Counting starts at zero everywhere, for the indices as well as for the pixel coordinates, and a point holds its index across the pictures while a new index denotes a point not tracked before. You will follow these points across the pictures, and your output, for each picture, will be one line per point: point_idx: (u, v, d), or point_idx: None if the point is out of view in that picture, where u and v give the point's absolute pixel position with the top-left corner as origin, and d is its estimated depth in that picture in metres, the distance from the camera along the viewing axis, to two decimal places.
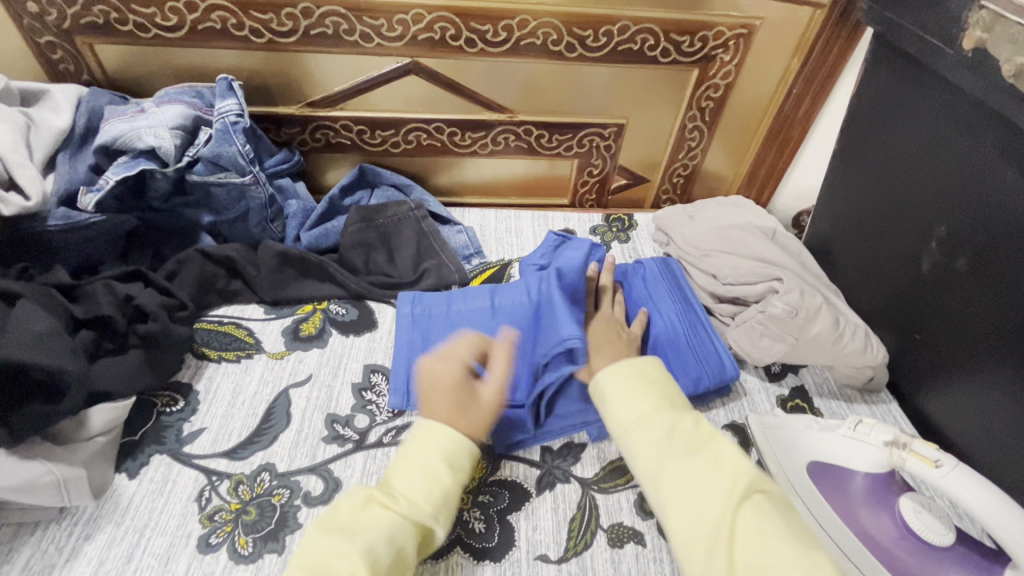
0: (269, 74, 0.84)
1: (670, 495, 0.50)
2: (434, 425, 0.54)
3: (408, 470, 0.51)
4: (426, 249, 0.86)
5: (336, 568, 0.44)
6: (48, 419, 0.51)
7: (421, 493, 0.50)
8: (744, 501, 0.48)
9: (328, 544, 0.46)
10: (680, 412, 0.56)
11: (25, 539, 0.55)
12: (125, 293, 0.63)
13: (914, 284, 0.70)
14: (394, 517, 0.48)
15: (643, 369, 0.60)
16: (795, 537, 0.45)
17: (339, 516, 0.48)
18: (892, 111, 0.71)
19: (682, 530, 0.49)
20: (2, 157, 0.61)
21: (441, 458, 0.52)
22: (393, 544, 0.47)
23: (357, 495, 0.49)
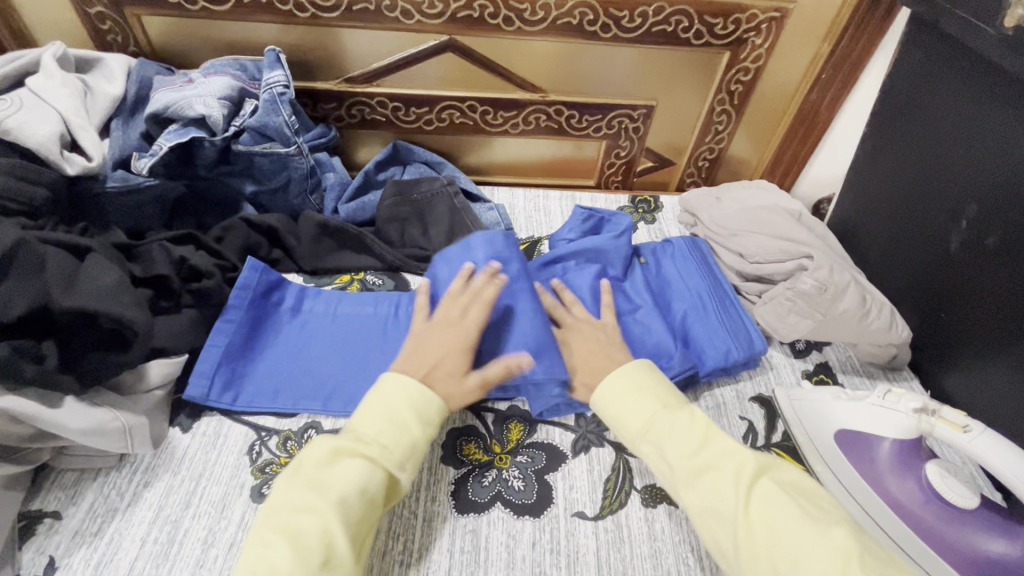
0: (311, 49, 0.86)
1: (689, 499, 0.51)
2: (403, 379, 0.56)
3: (375, 415, 0.53)
4: (459, 224, 0.87)
5: (303, 521, 0.46)
6: (116, 367, 0.55)
7: (390, 439, 0.52)
8: (755, 493, 0.48)
9: (296, 501, 0.47)
10: (679, 412, 0.56)
11: (89, 484, 0.58)
12: (180, 255, 0.67)
13: (942, 263, 0.72)
14: (361, 465, 0.50)
15: (633, 374, 0.59)
16: (808, 518, 0.47)
17: (309, 468, 0.49)
18: (929, 94, 0.72)
19: (707, 528, 0.50)
20: (66, 119, 0.63)
21: (410, 408, 0.54)
22: (364, 491, 0.49)
23: (327, 447, 0.51)
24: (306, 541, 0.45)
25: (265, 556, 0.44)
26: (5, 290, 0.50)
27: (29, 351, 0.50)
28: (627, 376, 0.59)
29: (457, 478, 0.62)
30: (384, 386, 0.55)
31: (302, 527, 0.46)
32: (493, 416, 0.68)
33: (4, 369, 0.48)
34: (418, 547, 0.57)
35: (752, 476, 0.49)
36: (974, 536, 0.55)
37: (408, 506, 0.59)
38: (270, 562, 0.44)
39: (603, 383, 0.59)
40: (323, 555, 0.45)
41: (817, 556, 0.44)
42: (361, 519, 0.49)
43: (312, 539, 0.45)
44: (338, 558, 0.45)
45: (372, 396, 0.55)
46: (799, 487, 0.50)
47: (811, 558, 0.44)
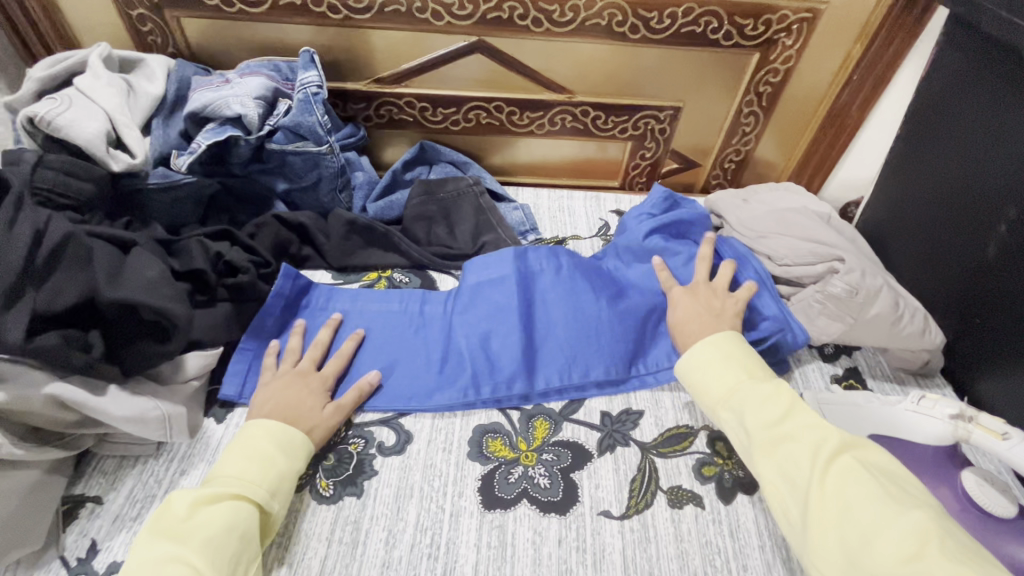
0: (342, 50, 0.88)
1: (762, 466, 0.53)
2: (260, 424, 0.58)
3: (236, 457, 0.55)
4: (484, 223, 0.88)
5: (167, 571, 0.47)
6: (157, 358, 0.57)
7: (253, 476, 0.54)
8: (832, 467, 0.49)
9: (159, 552, 0.48)
10: (765, 384, 0.57)
11: (128, 470, 0.60)
12: (216, 251, 0.69)
13: (979, 269, 0.70)
14: (228, 506, 0.51)
15: (721, 345, 0.62)
16: (887, 496, 0.47)
17: (169, 518, 0.50)
18: (967, 95, 0.71)
19: (775, 497, 0.51)
20: (112, 118, 0.65)
21: (272, 446, 0.57)
22: (234, 528, 0.50)
23: (184, 497, 0.51)
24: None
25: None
26: (55, 281, 0.52)
27: (76, 339, 0.52)
28: (717, 345, 0.62)
29: (483, 474, 0.63)
30: (251, 430, 0.58)
31: None
32: (519, 413, 0.68)
33: (53, 357, 0.50)
34: (445, 541, 0.58)
35: (834, 451, 0.50)
36: (1010, 545, 0.54)
37: (435, 501, 0.60)
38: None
39: (691, 351, 0.63)
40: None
41: (889, 532, 0.44)
42: (237, 558, 0.50)
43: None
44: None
45: (236, 440, 0.57)
46: (885, 469, 0.50)
47: (883, 535, 0.44)
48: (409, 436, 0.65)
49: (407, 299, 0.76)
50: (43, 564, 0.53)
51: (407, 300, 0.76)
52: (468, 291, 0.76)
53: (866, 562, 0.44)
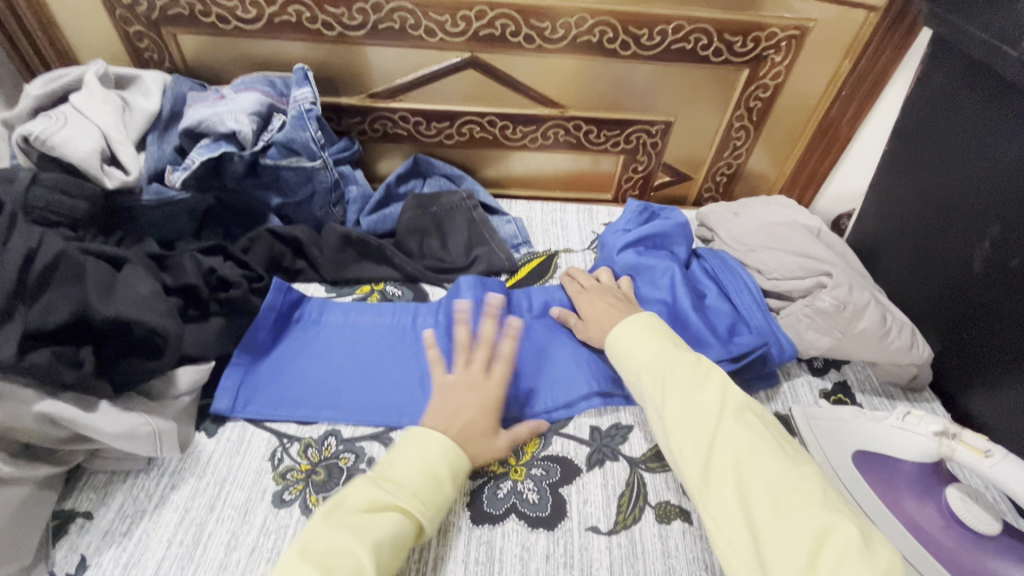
0: (337, 66, 0.89)
1: (670, 420, 0.52)
2: (434, 435, 0.57)
3: (412, 463, 0.54)
4: (477, 237, 0.89)
5: (339, 564, 0.47)
6: (149, 374, 0.57)
7: (424, 491, 0.53)
8: (736, 421, 0.50)
9: (334, 540, 0.48)
10: (686, 352, 0.58)
11: (119, 485, 0.60)
12: (209, 265, 0.69)
13: (965, 285, 0.71)
14: (395, 515, 0.51)
15: (652, 321, 0.63)
16: (783, 453, 0.48)
17: (347, 512, 0.50)
18: (951, 113, 0.72)
19: (678, 450, 0.51)
20: (106, 135, 0.66)
21: (446, 467, 0.55)
22: (395, 541, 0.50)
23: (365, 493, 0.51)
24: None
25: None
26: (47, 299, 0.52)
27: (67, 356, 0.53)
28: (642, 321, 0.63)
29: (472, 490, 0.63)
30: (428, 440, 0.56)
31: (335, 571, 0.46)
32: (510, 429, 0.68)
33: (45, 374, 0.51)
34: (433, 557, 0.58)
35: (739, 409, 0.51)
36: (994, 562, 0.54)
37: None
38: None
39: (623, 323, 0.63)
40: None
41: (781, 486, 0.46)
42: (388, 567, 0.50)
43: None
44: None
45: (409, 445, 0.56)
46: (782, 430, 0.52)
47: (777, 485, 0.46)
48: None
49: (399, 312, 0.78)
50: None
51: (399, 314, 0.78)
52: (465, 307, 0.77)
53: (757, 510, 0.45)
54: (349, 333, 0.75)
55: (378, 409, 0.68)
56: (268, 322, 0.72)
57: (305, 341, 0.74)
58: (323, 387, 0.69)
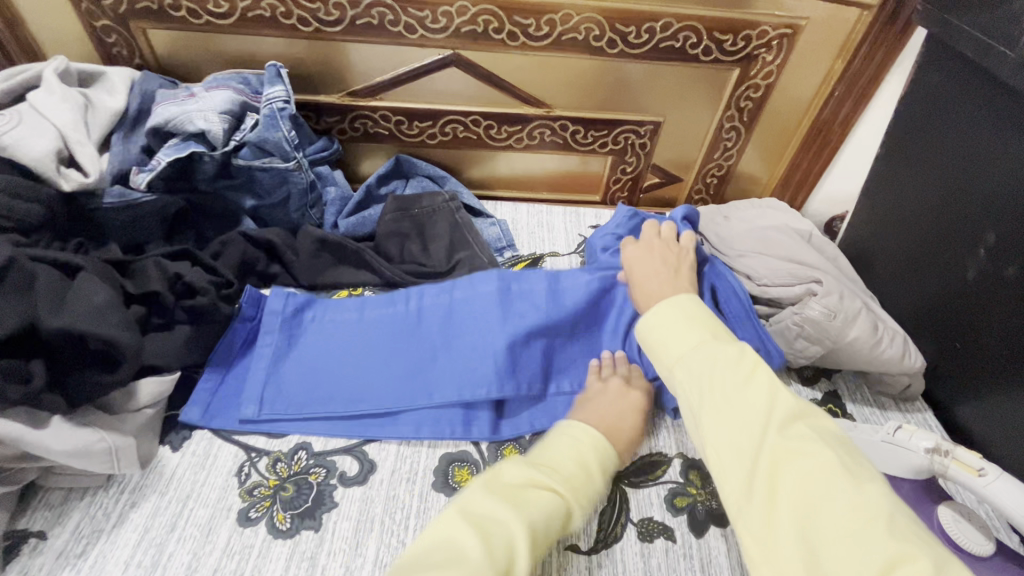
0: (314, 63, 0.86)
1: (706, 427, 0.47)
2: (586, 428, 0.58)
3: (570, 452, 0.56)
4: (459, 240, 0.86)
5: (496, 530, 0.47)
6: (103, 387, 0.54)
7: (579, 479, 0.54)
8: (785, 430, 0.44)
9: (492, 508, 0.48)
10: (730, 344, 0.52)
11: (76, 503, 0.57)
12: (175, 272, 0.66)
13: (958, 293, 0.69)
14: (552, 496, 0.51)
15: (687, 307, 0.57)
16: (842, 465, 0.42)
17: (509, 482, 0.51)
18: (946, 115, 0.70)
19: (716, 457, 0.46)
20: (63, 134, 0.63)
21: (596, 463, 0.56)
22: (550, 524, 0.50)
23: (524, 471, 0.52)
24: (496, 544, 0.45)
25: (453, 549, 0.45)
26: None
27: (16, 370, 0.50)
28: (678, 309, 0.56)
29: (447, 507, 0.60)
30: (580, 431, 0.58)
31: (494, 536, 0.46)
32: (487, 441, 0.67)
33: None
34: None
35: (789, 414, 0.45)
36: None
37: (396, 535, 0.58)
38: (461, 552, 0.44)
39: (655, 310, 0.57)
40: (505, 562, 0.45)
41: (839, 506, 0.39)
42: (541, 547, 0.49)
43: (500, 545, 0.46)
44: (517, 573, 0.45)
45: (559, 435, 0.58)
46: (841, 435, 0.45)
47: (833, 507, 0.40)
48: (373, 466, 0.63)
49: (379, 307, 0.76)
50: None
51: (383, 306, 0.76)
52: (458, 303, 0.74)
53: (810, 531, 0.39)
54: (329, 330, 0.74)
55: (355, 407, 0.67)
56: (240, 330, 0.71)
57: (285, 334, 0.72)
58: (303, 381, 0.69)
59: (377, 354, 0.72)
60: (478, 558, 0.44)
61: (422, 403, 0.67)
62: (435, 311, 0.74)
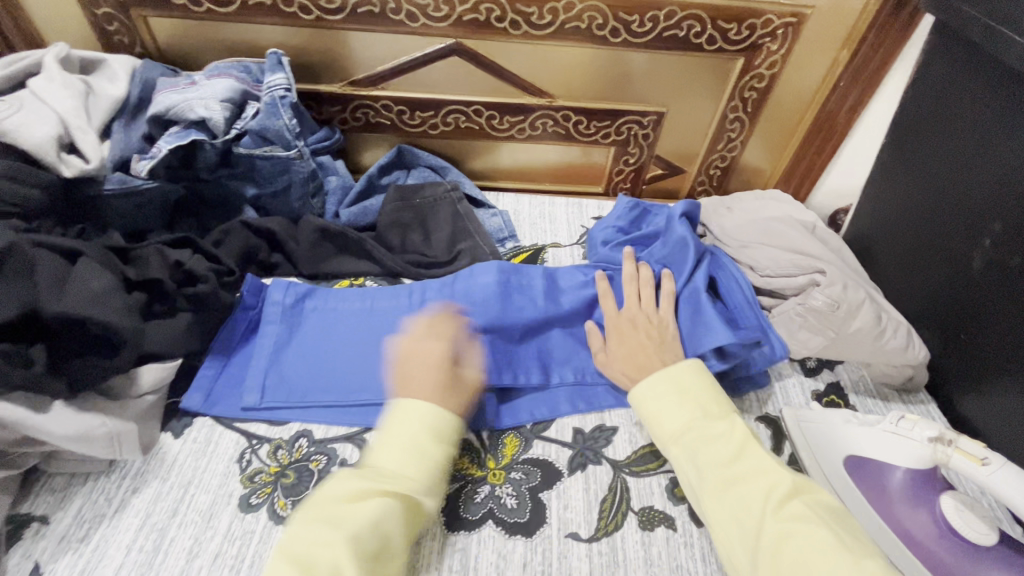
0: (316, 52, 0.86)
1: (709, 512, 0.52)
2: (411, 403, 0.58)
3: (393, 447, 0.55)
4: (461, 230, 0.86)
5: (321, 555, 0.46)
6: (104, 373, 0.54)
7: (405, 470, 0.53)
8: (782, 511, 0.48)
9: (312, 536, 0.47)
10: (720, 422, 0.56)
11: (78, 488, 0.58)
12: (175, 258, 0.66)
13: (963, 284, 0.69)
14: (381, 500, 0.50)
15: (677, 377, 0.61)
16: (838, 544, 0.45)
17: (328, 503, 0.49)
18: (952, 105, 0.69)
19: (724, 539, 0.50)
20: (64, 121, 0.63)
21: (427, 434, 0.56)
22: (378, 527, 0.49)
23: (344, 487, 0.50)
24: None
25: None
26: None
27: (17, 354, 0.50)
28: (670, 378, 0.61)
29: (448, 494, 0.60)
30: (407, 412, 0.57)
31: (319, 564, 0.45)
32: (488, 431, 0.66)
33: None
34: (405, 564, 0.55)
35: (784, 495, 0.49)
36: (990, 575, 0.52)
37: None
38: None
39: (645, 381, 0.62)
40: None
41: None
42: (376, 554, 0.48)
43: (318, 574, 0.44)
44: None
45: (389, 422, 0.57)
46: (834, 512, 0.49)
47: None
48: None
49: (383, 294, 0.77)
50: None
51: (387, 297, 0.76)
52: (458, 295, 0.75)
53: None
54: (332, 319, 0.74)
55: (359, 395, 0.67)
56: (241, 320, 0.71)
57: (286, 325, 0.72)
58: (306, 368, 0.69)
59: (381, 343, 0.72)
60: None
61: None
62: (438, 302, 0.75)
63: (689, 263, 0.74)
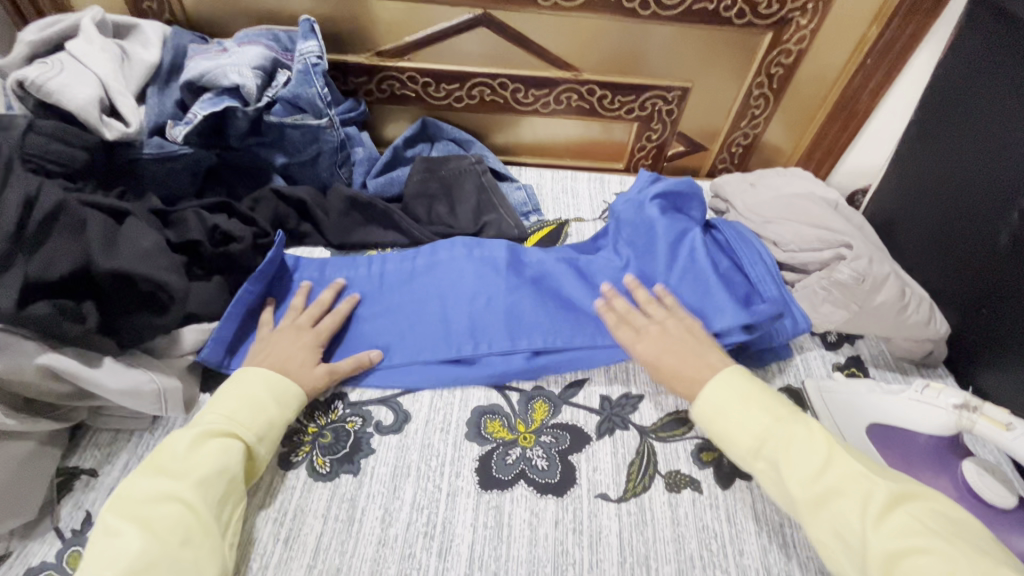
0: (344, 22, 0.86)
1: (811, 527, 0.49)
2: (244, 373, 0.58)
3: (222, 400, 0.56)
4: (486, 203, 0.86)
5: (163, 508, 0.47)
6: (153, 329, 0.57)
7: (233, 415, 0.55)
8: (888, 523, 0.46)
9: (153, 489, 0.48)
10: (795, 427, 0.53)
11: (123, 444, 0.59)
12: (212, 222, 0.67)
13: (989, 259, 0.69)
14: (223, 450, 0.52)
15: (734, 382, 0.57)
16: (960, 556, 0.43)
17: (167, 456, 0.51)
18: (989, 80, 0.69)
19: (830, 554, 0.48)
20: (105, 84, 0.64)
21: (241, 392, 0.57)
22: (225, 471, 0.51)
23: (175, 443, 0.52)
24: (163, 525, 0.47)
25: (112, 545, 0.45)
26: (47, 251, 0.51)
27: (70, 309, 0.52)
28: (729, 385, 0.57)
29: (481, 455, 0.62)
30: (242, 376, 0.58)
31: (159, 515, 0.47)
32: (518, 395, 0.68)
33: (47, 327, 0.50)
34: (441, 520, 0.57)
35: (886, 504, 0.46)
36: (1008, 537, 0.54)
37: (432, 480, 0.60)
38: (121, 549, 0.45)
39: (711, 388, 0.57)
40: (181, 535, 0.47)
41: None
42: (226, 496, 0.51)
43: (169, 522, 0.47)
44: (200, 534, 0.48)
45: (225, 386, 0.58)
46: (946, 518, 0.46)
47: None
48: (407, 416, 0.65)
49: (374, 260, 0.76)
50: (37, 535, 0.52)
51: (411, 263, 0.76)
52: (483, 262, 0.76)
53: None
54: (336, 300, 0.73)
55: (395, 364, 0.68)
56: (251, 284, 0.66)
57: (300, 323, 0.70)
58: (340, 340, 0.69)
59: (394, 315, 0.72)
60: (138, 547, 0.45)
61: (453, 352, 0.69)
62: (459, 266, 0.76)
63: (661, 232, 0.75)
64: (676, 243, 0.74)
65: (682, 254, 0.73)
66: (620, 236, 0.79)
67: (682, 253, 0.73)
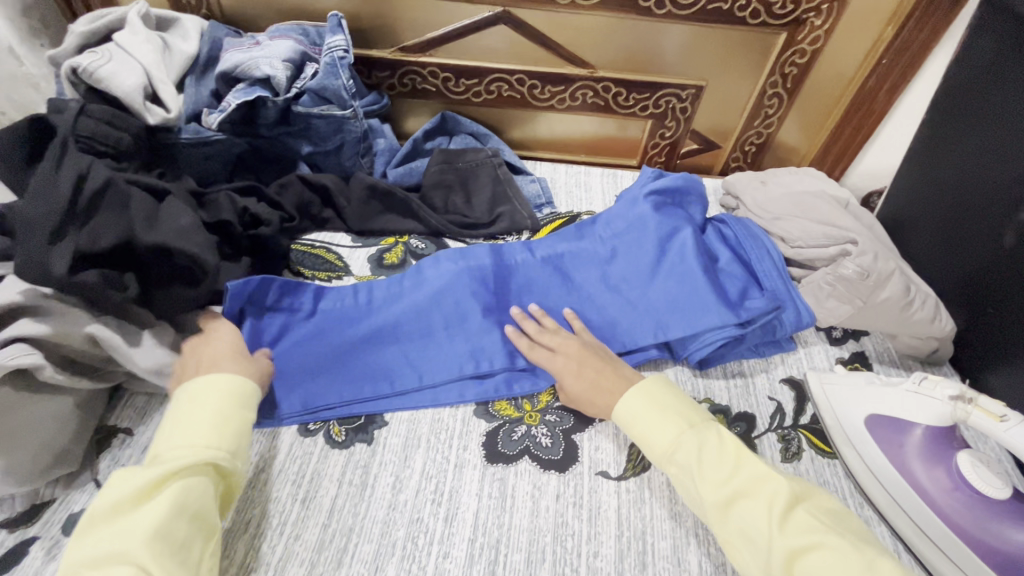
0: (371, 18, 0.90)
1: (720, 528, 0.50)
2: (178, 398, 0.52)
3: (171, 432, 0.49)
4: (501, 195, 0.89)
5: (115, 569, 0.41)
6: (186, 300, 0.61)
7: (188, 441, 0.48)
8: (789, 521, 0.47)
9: (100, 549, 0.42)
10: (707, 435, 0.54)
11: (157, 407, 0.64)
12: (243, 204, 0.72)
13: (995, 260, 0.70)
14: (177, 488, 0.45)
15: (655, 393, 0.58)
16: (850, 548, 0.45)
17: (109, 509, 0.43)
18: (999, 81, 0.70)
19: (738, 556, 0.48)
20: (149, 73, 0.69)
21: (198, 416, 0.50)
22: (183, 509, 0.45)
23: (115, 493, 0.44)
24: None
25: None
26: (94, 223, 0.56)
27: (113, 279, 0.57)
28: (646, 395, 0.58)
29: (488, 431, 0.65)
30: (199, 391, 0.52)
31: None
32: None
33: (93, 293, 0.55)
34: (449, 489, 0.60)
35: (788, 504, 0.48)
36: (1000, 527, 0.55)
37: (441, 452, 0.63)
38: None
39: (626, 399, 0.58)
40: None
41: None
42: (184, 540, 0.44)
43: None
44: None
45: (174, 410, 0.51)
46: (836, 516, 0.49)
47: None
48: None
49: (358, 290, 0.74)
50: (78, 486, 0.57)
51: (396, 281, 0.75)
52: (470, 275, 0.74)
53: None
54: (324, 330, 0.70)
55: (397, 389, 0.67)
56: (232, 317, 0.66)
57: (299, 354, 0.68)
58: (330, 366, 0.67)
59: (384, 334, 0.70)
60: None
61: (455, 373, 0.68)
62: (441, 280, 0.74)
63: (652, 228, 0.76)
64: (667, 239, 0.76)
65: (671, 251, 0.75)
66: (608, 226, 0.80)
67: (665, 251, 0.75)
